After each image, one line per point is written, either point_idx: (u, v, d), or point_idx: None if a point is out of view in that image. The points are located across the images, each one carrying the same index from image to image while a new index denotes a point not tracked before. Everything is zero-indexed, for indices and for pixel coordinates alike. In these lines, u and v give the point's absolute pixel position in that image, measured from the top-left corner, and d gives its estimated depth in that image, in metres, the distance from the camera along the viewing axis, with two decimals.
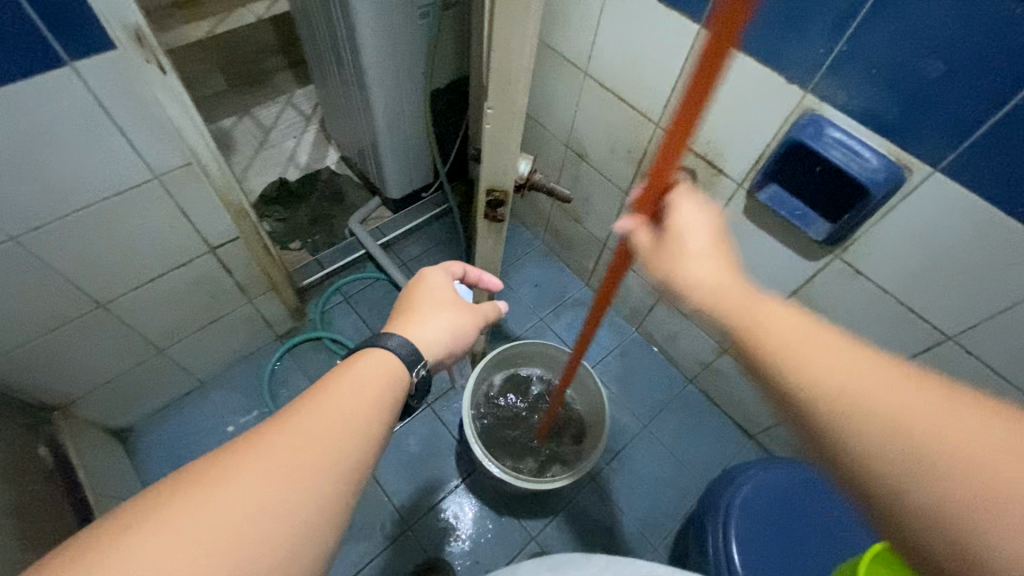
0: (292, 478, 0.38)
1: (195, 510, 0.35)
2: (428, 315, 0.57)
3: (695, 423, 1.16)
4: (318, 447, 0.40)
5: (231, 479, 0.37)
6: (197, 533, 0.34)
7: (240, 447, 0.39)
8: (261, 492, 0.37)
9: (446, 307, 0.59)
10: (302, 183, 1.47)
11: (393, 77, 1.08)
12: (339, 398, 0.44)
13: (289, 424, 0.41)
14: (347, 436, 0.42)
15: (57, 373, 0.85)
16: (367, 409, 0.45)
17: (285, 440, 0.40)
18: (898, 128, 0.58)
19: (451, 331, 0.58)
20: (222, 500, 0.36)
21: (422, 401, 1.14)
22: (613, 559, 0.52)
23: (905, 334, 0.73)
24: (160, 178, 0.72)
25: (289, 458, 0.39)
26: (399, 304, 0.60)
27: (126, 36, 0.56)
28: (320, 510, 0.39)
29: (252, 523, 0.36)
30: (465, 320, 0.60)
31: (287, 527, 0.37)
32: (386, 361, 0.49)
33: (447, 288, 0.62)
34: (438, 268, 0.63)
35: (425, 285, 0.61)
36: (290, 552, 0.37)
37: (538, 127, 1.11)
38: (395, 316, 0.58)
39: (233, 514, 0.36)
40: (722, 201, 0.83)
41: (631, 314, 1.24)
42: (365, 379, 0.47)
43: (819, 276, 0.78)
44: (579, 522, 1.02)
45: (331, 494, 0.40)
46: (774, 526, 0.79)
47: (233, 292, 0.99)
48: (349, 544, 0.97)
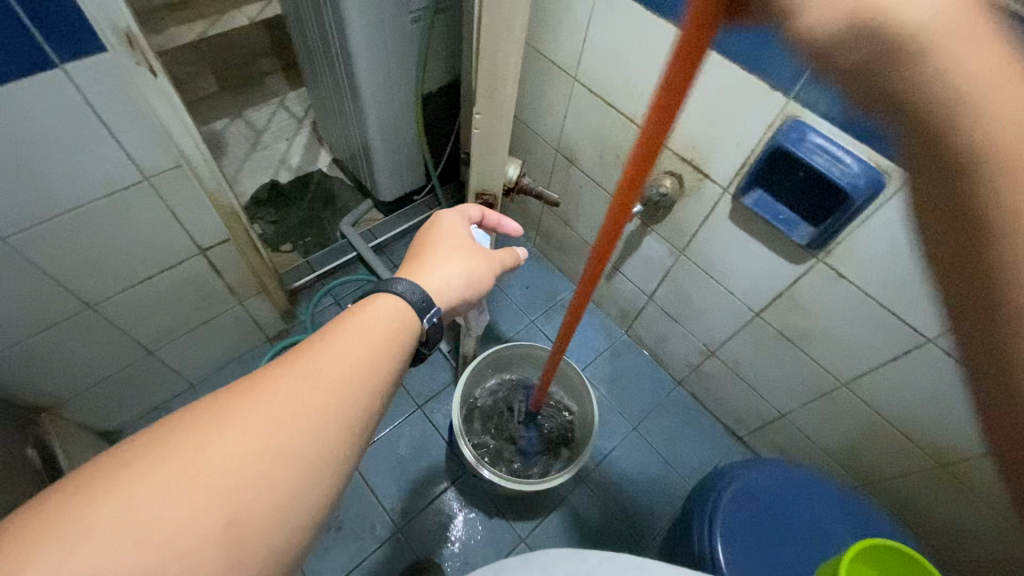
0: (299, 420, 0.39)
1: (203, 448, 0.36)
2: (441, 260, 0.57)
3: (684, 425, 1.17)
4: (325, 391, 0.41)
5: (239, 417, 0.38)
6: (205, 468, 0.35)
7: (248, 389, 0.40)
8: (268, 433, 0.38)
9: (460, 251, 0.58)
10: (293, 186, 1.47)
11: (385, 80, 1.09)
12: (346, 346, 0.45)
13: (297, 370, 0.42)
14: (354, 383, 0.43)
15: (45, 374, 0.85)
16: (373, 358, 0.45)
17: (292, 384, 0.41)
18: (879, 135, 0.59)
19: (465, 276, 0.57)
20: (231, 438, 0.37)
21: (413, 404, 1.14)
22: (608, 555, 0.52)
23: (886, 336, 0.74)
24: (151, 180, 0.72)
25: (295, 401, 0.40)
26: (416, 245, 0.60)
27: (117, 40, 0.57)
28: (325, 453, 0.40)
29: (260, 461, 0.37)
30: (480, 266, 0.59)
31: (294, 466, 0.38)
32: (396, 310, 0.50)
33: (462, 232, 0.61)
34: (454, 212, 0.62)
35: (441, 228, 0.60)
36: (297, 490, 0.38)
37: (529, 131, 1.12)
38: (409, 261, 0.57)
39: (240, 451, 0.37)
40: (709, 205, 0.84)
41: (621, 316, 1.25)
42: (372, 329, 0.47)
43: (803, 279, 0.79)
44: (568, 523, 1.03)
45: (338, 436, 0.41)
46: (760, 527, 0.80)
47: (224, 293, 0.99)
48: (339, 546, 0.97)
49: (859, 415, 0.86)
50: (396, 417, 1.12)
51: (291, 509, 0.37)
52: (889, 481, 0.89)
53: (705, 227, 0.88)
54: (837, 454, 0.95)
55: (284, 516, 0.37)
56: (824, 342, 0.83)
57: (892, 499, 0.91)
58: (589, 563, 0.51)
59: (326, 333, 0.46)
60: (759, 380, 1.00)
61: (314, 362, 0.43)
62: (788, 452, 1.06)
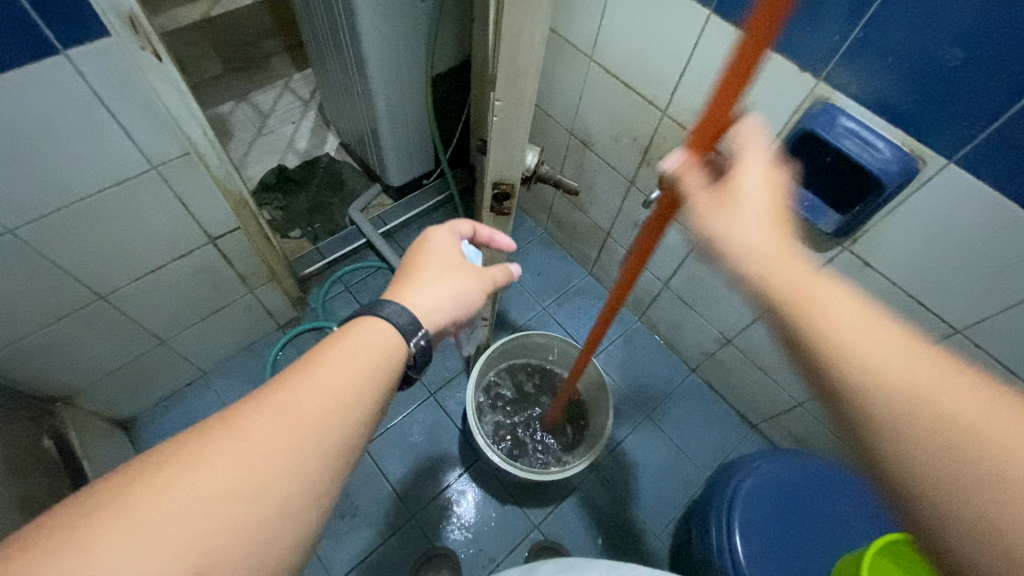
0: (280, 460, 0.39)
1: (181, 493, 0.35)
2: (429, 281, 0.55)
3: (696, 412, 1.16)
4: (305, 427, 0.40)
5: (215, 458, 0.37)
6: (185, 511, 0.35)
7: (228, 425, 0.39)
8: (248, 473, 0.37)
9: (450, 271, 0.57)
10: (301, 171, 1.45)
11: (394, 60, 1.05)
12: (329, 376, 0.43)
13: (281, 402, 0.41)
14: (338, 416, 0.42)
15: (59, 364, 0.85)
16: (360, 387, 0.44)
17: (269, 421, 0.40)
18: (914, 119, 0.56)
19: (455, 297, 0.55)
20: (206, 483, 0.36)
21: (425, 391, 1.14)
22: (614, 564, 0.52)
23: (912, 326, 0.72)
24: (158, 168, 0.71)
25: (278, 439, 0.39)
26: (403, 265, 0.58)
27: (120, 23, 0.55)
28: (306, 493, 0.39)
29: (240, 503, 0.36)
30: (470, 285, 0.58)
31: (276, 508, 0.38)
32: (382, 335, 0.48)
33: (452, 248, 0.59)
34: (443, 229, 0.61)
35: (429, 246, 0.59)
36: (277, 530, 0.38)
37: (542, 114, 1.09)
38: (397, 281, 0.55)
39: (220, 493, 0.36)
40: None
41: (634, 302, 1.23)
42: (356, 354, 0.46)
43: (826, 268, 0.77)
44: (581, 511, 1.03)
45: (317, 473, 0.40)
46: (778, 521, 0.79)
47: (234, 282, 0.98)
48: (353, 533, 0.98)
49: None
50: (407, 405, 1.12)
51: (273, 547, 0.37)
52: None
53: None
54: None
55: (265, 554, 0.37)
56: None
57: None
58: (598, 571, 0.51)
59: (310, 360, 0.44)
60: (777, 369, 0.98)
61: (298, 394, 0.42)
62: (804, 441, 1.05)
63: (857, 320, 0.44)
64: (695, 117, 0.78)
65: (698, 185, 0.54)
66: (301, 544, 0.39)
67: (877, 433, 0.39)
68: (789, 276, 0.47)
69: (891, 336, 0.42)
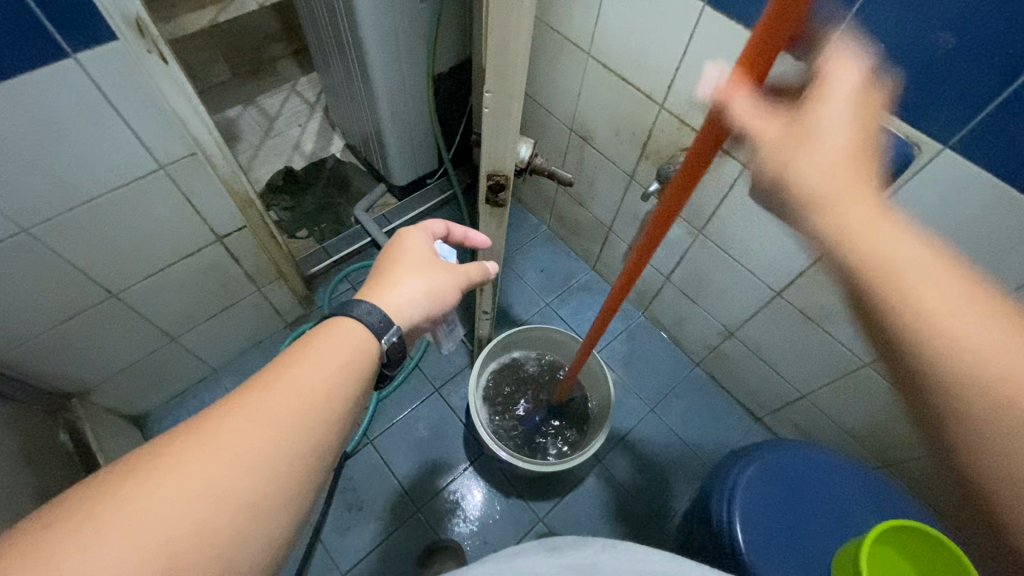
0: (252, 462, 0.40)
1: (150, 498, 0.36)
2: (404, 277, 0.56)
3: (701, 406, 1.16)
4: (274, 431, 0.42)
5: (185, 463, 0.38)
6: (162, 510, 0.36)
7: (206, 426, 0.40)
8: (226, 473, 0.39)
9: (422, 268, 0.58)
10: (307, 172, 1.48)
11: (396, 60, 1.07)
12: (298, 379, 0.44)
13: (257, 403, 0.42)
14: (312, 417, 0.44)
15: (73, 362, 0.87)
16: (333, 390, 0.46)
17: (238, 424, 0.41)
18: (910, 104, 0.56)
19: (427, 294, 0.57)
20: (177, 487, 0.37)
21: (430, 386, 1.15)
22: (610, 543, 0.49)
23: None
24: (166, 169, 0.73)
25: (255, 439, 0.41)
26: (377, 264, 0.59)
27: (127, 27, 0.57)
28: (275, 494, 0.41)
29: (216, 498, 0.38)
30: (442, 281, 0.59)
31: (253, 505, 0.39)
32: (352, 336, 0.49)
33: (426, 246, 0.61)
34: (417, 228, 0.62)
35: (402, 244, 0.60)
36: (256, 526, 0.39)
37: (542, 110, 1.10)
38: (372, 278, 0.57)
39: (201, 490, 0.38)
40: (728, 181, 0.82)
41: (637, 297, 1.24)
42: (327, 356, 0.47)
43: (826, 257, 0.77)
44: (586, 504, 1.03)
45: (286, 473, 0.41)
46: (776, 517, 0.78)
47: (242, 280, 1.01)
48: (360, 526, 0.99)
49: (884, 394, 0.84)
50: (413, 400, 1.13)
51: (251, 542, 0.39)
52: (909, 460, 0.88)
53: (724, 204, 0.86)
54: (860, 437, 0.94)
55: (237, 556, 0.38)
56: (846, 320, 0.81)
57: (915, 479, 0.89)
58: (593, 550, 0.48)
59: (285, 362, 0.46)
60: (780, 361, 0.98)
61: (274, 396, 0.43)
62: (808, 432, 1.04)
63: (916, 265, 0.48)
64: (691, 109, 0.79)
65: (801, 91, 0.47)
66: (277, 541, 0.41)
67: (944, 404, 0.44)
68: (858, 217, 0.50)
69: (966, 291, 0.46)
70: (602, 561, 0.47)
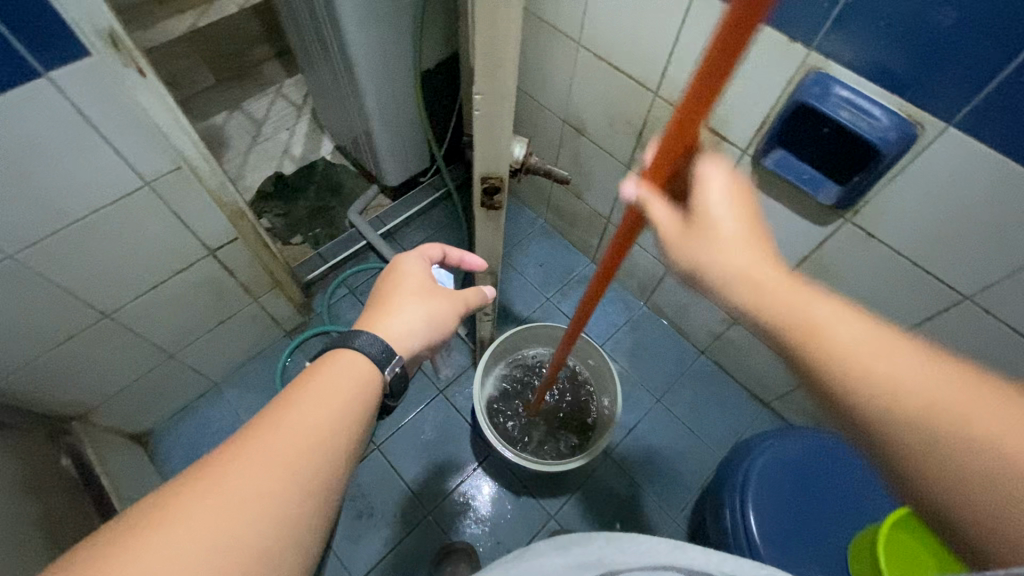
0: (261, 504, 0.39)
1: (158, 551, 0.34)
2: (403, 305, 0.55)
3: (708, 394, 1.15)
4: (281, 470, 0.40)
5: (191, 512, 0.37)
6: (171, 563, 0.34)
7: (209, 473, 0.39)
8: (234, 517, 0.37)
9: (421, 295, 0.57)
10: (298, 177, 1.46)
11: (381, 59, 1.05)
12: (302, 416, 0.44)
13: (260, 444, 0.41)
14: (317, 454, 0.43)
15: (71, 384, 0.86)
16: (338, 424, 0.45)
17: (244, 467, 0.40)
18: (910, 81, 0.55)
19: (427, 322, 0.56)
20: (185, 538, 0.35)
21: (434, 389, 1.14)
22: (614, 535, 0.48)
23: (920, 294, 0.71)
24: (152, 184, 0.71)
25: (262, 480, 0.40)
26: (375, 293, 0.58)
27: (101, 42, 0.55)
28: (286, 538, 0.39)
29: (226, 546, 0.36)
30: (441, 307, 0.58)
31: (263, 553, 0.38)
32: (354, 368, 0.49)
33: (423, 272, 0.60)
34: (413, 255, 0.61)
35: (399, 273, 0.59)
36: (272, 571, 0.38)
37: (533, 103, 1.08)
38: (369, 308, 0.56)
39: (207, 542, 0.36)
40: (728, 169, 0.81)
41: (639, 288, 1.22)
42: (329, 390, 0.46)
43: (831, 241, 0.76)
44: (597, 498, 1.03)
45: (296, 515, 0.40)
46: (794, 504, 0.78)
47: (239, 292, 0.99)
48: (372, 532, 0.99)
49: None
50: (418, 403, 1.12)
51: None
52: None
53: None
54: None
55: None
56: (852, 303, 0.80)
57: None
58: (598, 545, 0.47)
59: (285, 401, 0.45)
60: None
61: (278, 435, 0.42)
62: (818, 417, 1.04)
63: (869, 343, 0.48)
64: None
65: (663, 214, 0.57)
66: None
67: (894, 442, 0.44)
68: (778, 299, 0.52)
69: (962, 383, 0.44)
70: (611, 557, 0.45)
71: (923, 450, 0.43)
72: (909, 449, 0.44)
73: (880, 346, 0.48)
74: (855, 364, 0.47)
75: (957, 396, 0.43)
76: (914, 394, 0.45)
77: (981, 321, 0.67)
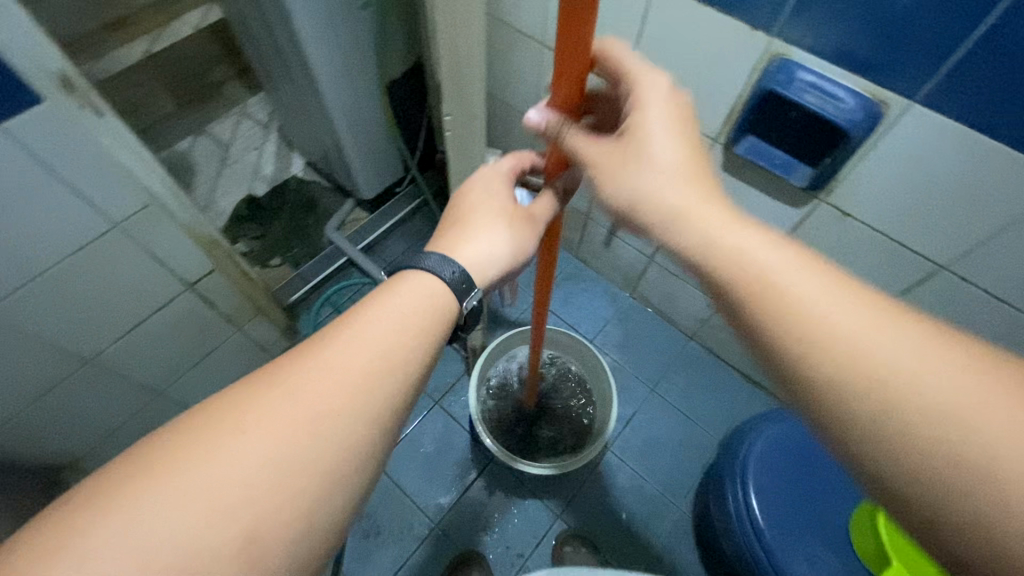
0: (330, 416, 0.40)
1: (233, 450, 0.37)
2: (483, 228, 0.56)
3: (701, 379, 1.17)
4: (350, 385, 0.42)
5: (265, 413, 0.39)
6: (242, 461, 0.37)
7: (284, 378, 0.41)
8: (288, 429, 0.39)
9: (501, 218, 0.57)
10: (271, 198, 1.43)
11: (345, 73, 1.03)
12: (371, 337, 0.45)
13: (319, 363, 0.42)
14: (374, 375, 0.43)
15: (55, 435, 0.83)
16: (406, 349, 0.46)
17: (318, 377, 0.41)
18: (873, 63, 0.56)
19: (509, 246, 0.56)
20: (259, 439, 0.38)
21: (430, 400, 1.13)
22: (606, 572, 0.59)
23: (898, 267, 0.72)
24: (122, 225, 0.69)
25: (332, 393, 0.41)
26: (453, 212, 0.59)
27: (54, 85, 0.53)
28: (354, 455, 0.40)
29: (295, 452, 0.38)
30: (522, 229, 0.58)
31: (328, 465, 0.39)
32: (425, 294, 0.49)
33: (500, 189, 0.59)
34: (491, 171, 0.60)
35: (477, 190, 0.59)
36: (326, 481, 0.39)
37: (502, 105, 1.07)
38: (449, 229, 0.57)
39: (275, 445, 0.38)
40: (700, 158, 0.81)
41: (624, 280, 1.23)
42: (398, 314, 0.47)
43: (807, 222, 0.77)
44: (601, 493, 1.04)
45: (365, 431, 0.41)
46: (799, 486, 0.80)
47: (222, 322, 0.97)
48: (381, 550, 0.98)
49: None
50: (414, 416, 1.12)
51: (322, 494, 0.38)
52: None
53: None
54: None
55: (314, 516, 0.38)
56: None
57: None
58: None
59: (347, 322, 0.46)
60: None
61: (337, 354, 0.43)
62: None
63: (825, 289, 0.39)
64: None
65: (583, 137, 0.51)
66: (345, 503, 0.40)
67: (836, 405, 0.36)
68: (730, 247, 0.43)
69: (906, 327, 0.36)
70: None
71: (897, 447, 0.33)
72: (882, 425, 0.34)
73: (841, 301, 0.38)
74: (804, 329, 0.38)
75: (896, 336, 0.36)
76: (882, 349, 0.36)
77: (958, 287, 0.69)
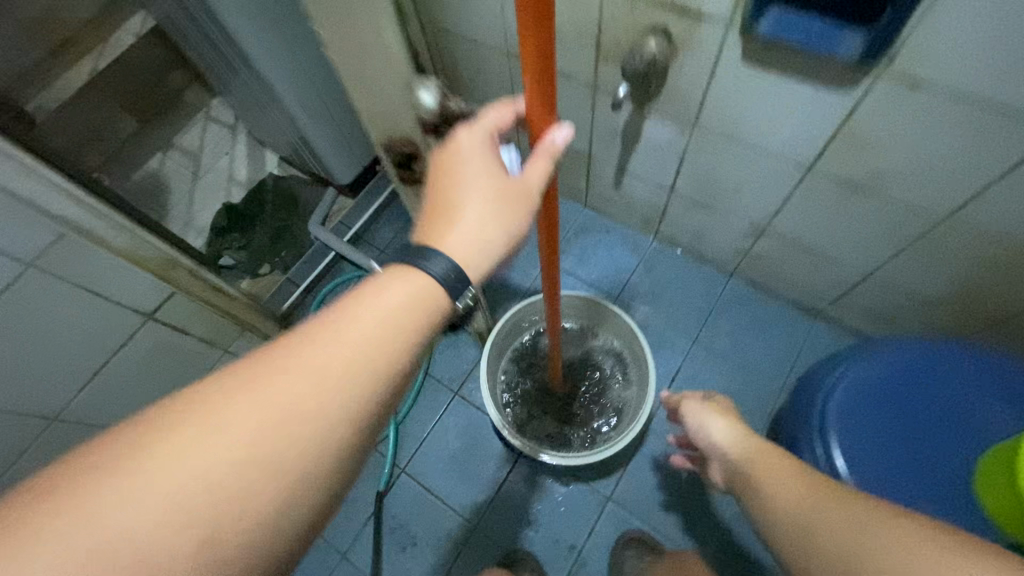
0: (285, 435, 0.35)
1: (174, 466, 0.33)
2: (468, 210, 0.45)
3: (749, 320, 1.03)
4: (314, 396, 0.37)
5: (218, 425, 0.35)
6: (181, 479, 0.33)
7: (247, 381, 0.36)
8: (245, 455, 0.35)
9: (493, 194, 0.46)
10: (249, 202, 1.33)
11: (283, 41, 0.89)
12: (345, 338, 0.39)
13: (289, 371, 0.37)
14: (345, 393, 0.38)
15: None
16: (385, 355, 0.39)
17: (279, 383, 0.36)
18: None
19: (503, 229, 0.46)
20: (203, 457, 0.34)
21: (448, 392, 1.03)
22: None
23: (994, 143, 0.56)
24: (37, 263, 0.59)
25: (294, 405, 0.36)
26: (432, 190, 0.48)
27: None
28: (310, 482, 0.36)
29: (241, 473, 0.34)
30: (519, 200, 0.47)
31: (280, 492, 0.35)
32: (415, 287, 0.42)
33: (487, 154, 0.47)
34: (475, 130, 0.48)
35: (459, 162, 0.47)
36: (272, 514, 0.35)
37: (468, 44, 0.92)
38: (429, 215, 0.47)
39: (221, 464, 0.34)
40: (712, 54, 0.65)
41: (644, 223, 1.08)
42: (379, 310, 0.40)
43: (859, 109, 0.61)
44: (654, 466, 0.93)
45: (326, 453, 0.37)
46: (883, 432, 0.69)
47: (200, 348, 0.88)
48: (422, 562, 0.90)
49: (970, 247, 0.70)
50: (435, 412, 1.01)
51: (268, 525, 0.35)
52: (1015, 313, 0.75)
53: (717, 82, 0.68)
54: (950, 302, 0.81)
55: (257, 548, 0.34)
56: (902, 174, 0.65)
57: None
58: None
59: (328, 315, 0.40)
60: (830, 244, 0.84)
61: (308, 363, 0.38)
62: (880, 313, 0.92)
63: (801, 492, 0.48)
64: None
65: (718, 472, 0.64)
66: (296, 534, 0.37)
67: None
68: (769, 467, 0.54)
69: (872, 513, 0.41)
70: None
71: None
72: None
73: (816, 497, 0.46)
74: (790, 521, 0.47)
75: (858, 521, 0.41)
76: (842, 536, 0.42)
77: None
